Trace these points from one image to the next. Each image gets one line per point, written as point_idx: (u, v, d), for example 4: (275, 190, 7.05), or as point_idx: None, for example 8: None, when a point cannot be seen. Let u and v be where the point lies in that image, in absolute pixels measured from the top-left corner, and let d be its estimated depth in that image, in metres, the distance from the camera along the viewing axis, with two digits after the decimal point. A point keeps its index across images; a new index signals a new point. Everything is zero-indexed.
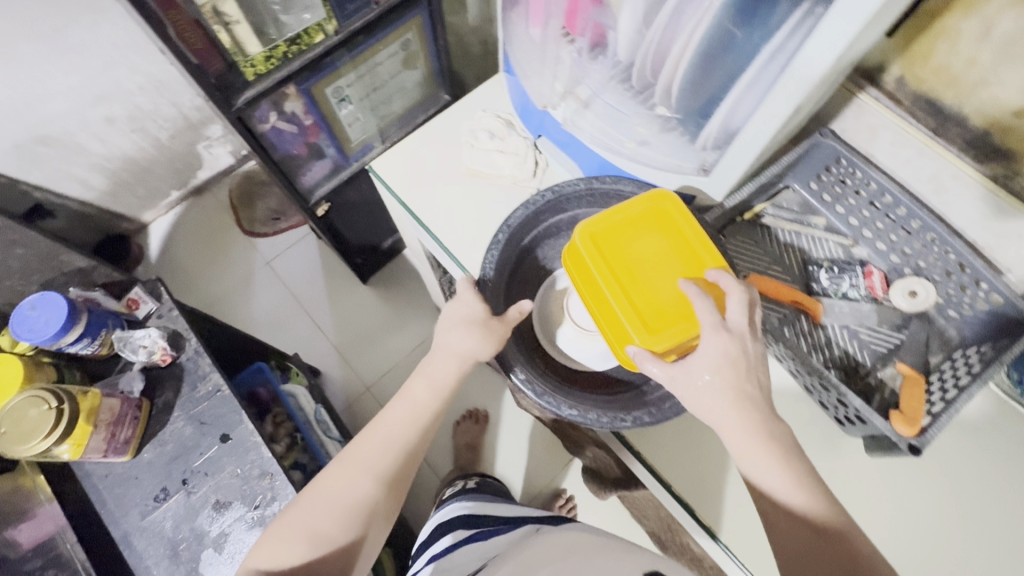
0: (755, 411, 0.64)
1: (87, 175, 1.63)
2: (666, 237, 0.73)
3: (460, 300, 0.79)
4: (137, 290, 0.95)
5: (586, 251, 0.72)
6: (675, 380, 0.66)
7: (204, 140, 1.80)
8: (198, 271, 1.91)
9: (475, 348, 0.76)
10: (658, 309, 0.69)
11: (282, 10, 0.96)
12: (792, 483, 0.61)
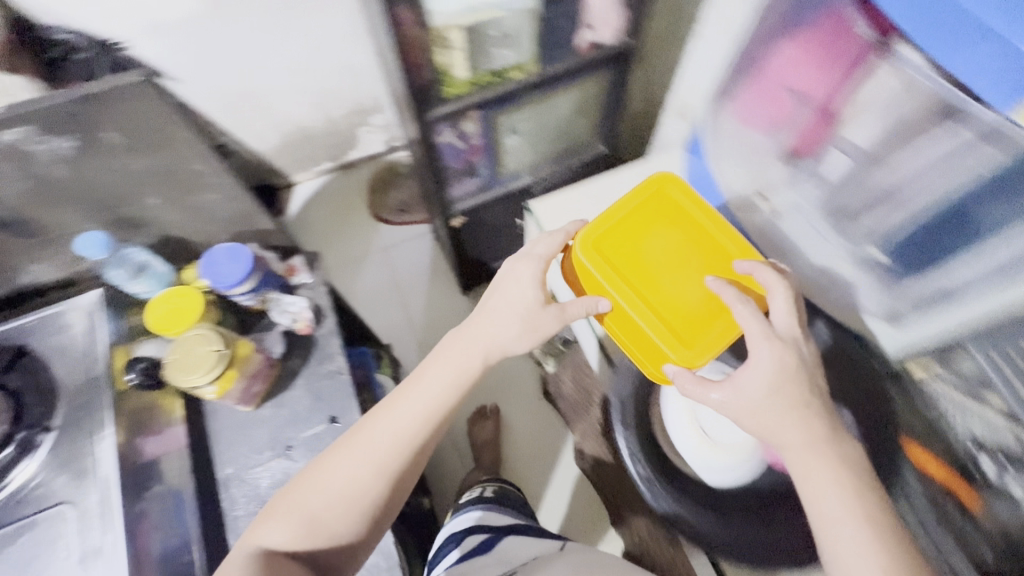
0: (814, 438, 0.71)
1: (266, 132, 1.82)
2: (677, 236, 0.88)
3: (531, 263, 0.90)
4: (295, 261, 1.12)
5: (596, 262, 0.86)
6: (706, 388, 0.79)
7: (365, 126, 1.95)
8: (323, 239, 2.06)
9: (512, 337, 0.89)
10: (686, 316, 0.84)
11: (495, 43, 1.02)
12: (858, 524, 0.65)
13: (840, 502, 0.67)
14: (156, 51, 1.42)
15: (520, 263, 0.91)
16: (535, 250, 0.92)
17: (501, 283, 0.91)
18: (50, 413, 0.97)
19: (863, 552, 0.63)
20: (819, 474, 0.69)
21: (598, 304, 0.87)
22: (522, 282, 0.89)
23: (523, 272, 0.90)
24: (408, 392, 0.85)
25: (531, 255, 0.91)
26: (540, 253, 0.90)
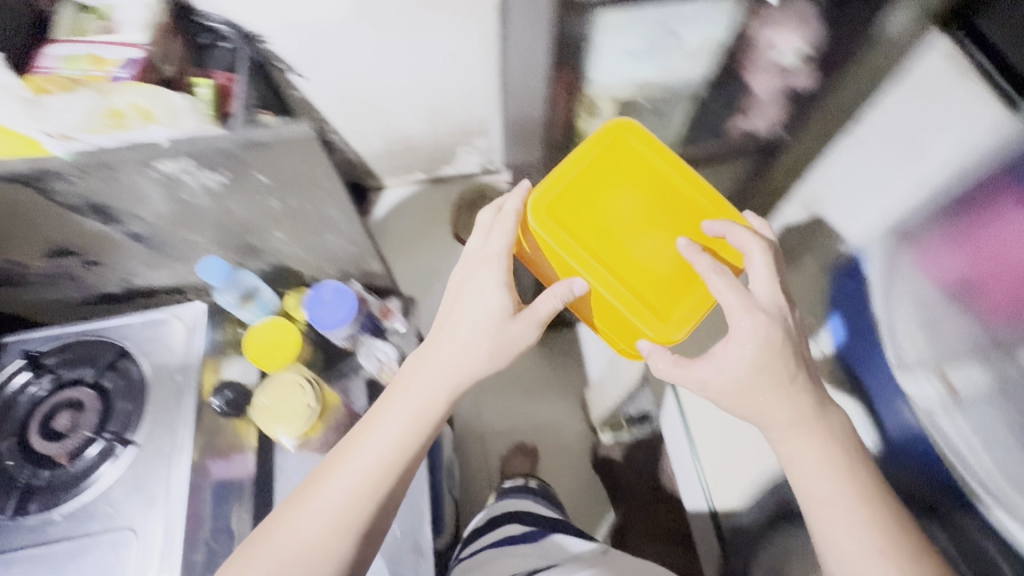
0: (793, 421, 0.75)
1: (372, 136, 1.82)
2: (640, 195, 0.85)
3: (484, 262, 0.84)
4: (393, 302, 1.00)
5: (576, 238, 0.83)
6: (703, 371, 0.78)
7: (466, 145, 1.92)
8: (404, 248, 2.08)
9: (478, 352, 0.81)
10: (654, 279, 0.83)
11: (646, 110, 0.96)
12: (864, 535, 0.69)
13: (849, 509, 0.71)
14: (293, 51, 1.42)
15: (476, 267, 0.85)
16: (475, 251, 0.86)
17: (459, 290, 0.85)
18: (134, 424, 0.88)
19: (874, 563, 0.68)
20: (818, 477, 0.73)
21: (569, 287, 0.82)
22: (484, 287, 0.82)
23: (478, 267, 0.84)
24: (394, 401, 0.80)
25: (485, 256, 0.84)
26: (490, 253, 0.83)
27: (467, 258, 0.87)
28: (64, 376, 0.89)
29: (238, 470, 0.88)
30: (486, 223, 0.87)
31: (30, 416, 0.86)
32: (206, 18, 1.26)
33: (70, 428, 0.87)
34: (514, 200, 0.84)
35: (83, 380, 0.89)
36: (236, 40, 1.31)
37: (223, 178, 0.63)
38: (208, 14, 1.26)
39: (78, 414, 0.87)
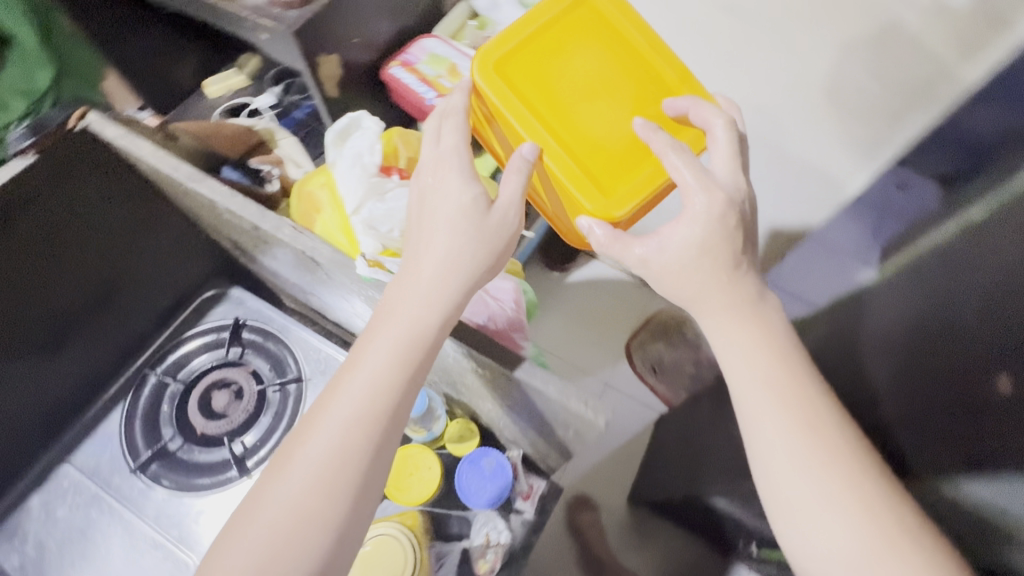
0: (754, 347, 0.49)
1: None
2: (603, 52, 0.57)
3: (442, 169, 0.53)
4: (538, 480, 0.78)
5: (514, 87, 0.55)
6: (663, 270, 0.52)
7: None
8: None
9: (458, 247, 0.50)
10: (604, 154, 0.55)
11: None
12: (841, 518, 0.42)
13: (822, 490, 0.44)
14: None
15: (426, 171, 0.54)
16: (428, 158, 0.54)
17: (426, 199, 0.53)
18: (263, 455, 0.70)
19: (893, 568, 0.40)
20: (780, 451, 0.45)
21: (522, 156, 0.51)
22: (433, 191, 0.53)
23: (436, 179, 0.53)
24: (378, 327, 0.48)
25: (436, 158, 0.54)
26: (437, 153, 0.54)
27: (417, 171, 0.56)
28: (243, 356, 0.76)
29: None
30: (432, 130, 0.56)
31: (192, 379, 0.74)
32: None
33: (215, 416, 0.72)
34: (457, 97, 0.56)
35: (254, 369, 0.76)
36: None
37: (475, 367, 0.56)
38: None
39: (232, 403, 0.73)
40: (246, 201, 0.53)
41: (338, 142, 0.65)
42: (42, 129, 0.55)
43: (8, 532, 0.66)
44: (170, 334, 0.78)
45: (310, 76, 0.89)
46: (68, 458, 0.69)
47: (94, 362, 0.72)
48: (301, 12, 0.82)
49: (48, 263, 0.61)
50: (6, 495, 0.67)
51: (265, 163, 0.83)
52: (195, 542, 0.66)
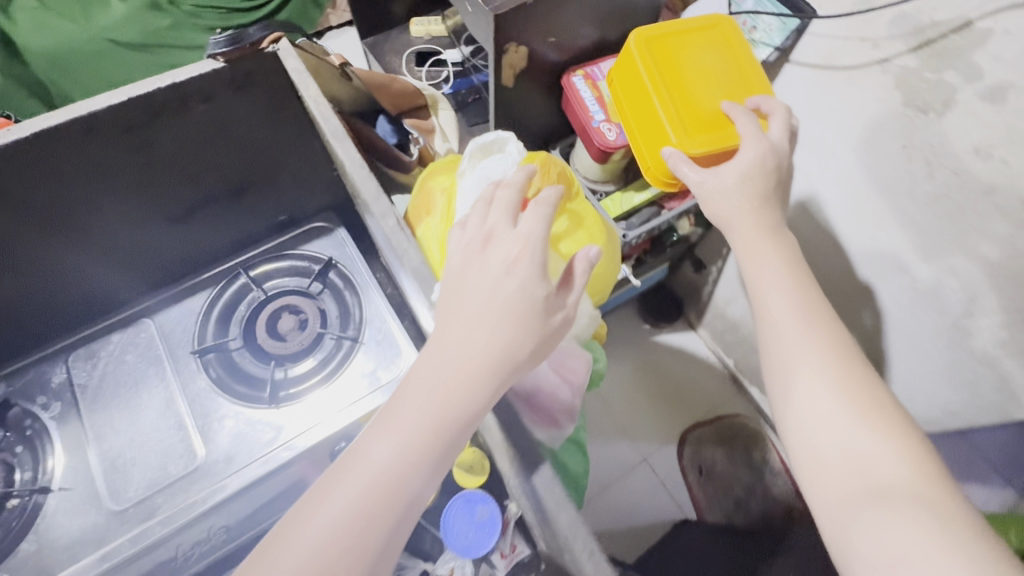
0: (776, 255, 0.62)
1: (739, 306, 1.34)
2: (718, 51, 0.78)
3: (517, 254, 0.45)
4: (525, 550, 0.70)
5: (647, 69, 0.76)
6: (713, 190, 0.67)
7: None
8: (637, 374, 1.55)
9: (516, 342, 0.44)
10: (695, 113, 0.74)
11: None
12: (830, 393, 0.52)
13: (815, 366, 0.54)
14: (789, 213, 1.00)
15: (496, 249, 0.46)
16: (502, 237, 0.46)
17: (489, 282, 0.45)
18: (297, 392, 0.74)
19: (875, 444, 0.48)
20: (793, 337, 0.56)
21: (585, 257, 0.48)
22: (499, 276, 0.45)
23: (508, 264, 0.45)
24: (407, 407, 0.43)
25: (512, 240, 0.46)
26: (515, 234, 0.46)
27: (482, 240, 0.47)
28: (321, 295, 0.80)
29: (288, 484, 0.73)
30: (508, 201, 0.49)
31: (273, 295, 0.79)
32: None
33: (275, 336, 0.77)
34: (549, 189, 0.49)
35: (324, 310, 0.79)
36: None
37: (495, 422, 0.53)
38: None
39: (294, 331, 0.78)
40: (369, 177, 0.52)
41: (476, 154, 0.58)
42: (240, 43, 0.56)
43: (85, 354, 0.74)
44: (273, 245, 0.83)
45: (492, 58, 0.88)
46: (153, 315, 0.77)
47: (206, 243, 0.78)
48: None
49: (207, 149, 0.66)
50: (98, 324, 0.76)
51: (416, 128, 0.85)
52: (211, 438, 0.70)
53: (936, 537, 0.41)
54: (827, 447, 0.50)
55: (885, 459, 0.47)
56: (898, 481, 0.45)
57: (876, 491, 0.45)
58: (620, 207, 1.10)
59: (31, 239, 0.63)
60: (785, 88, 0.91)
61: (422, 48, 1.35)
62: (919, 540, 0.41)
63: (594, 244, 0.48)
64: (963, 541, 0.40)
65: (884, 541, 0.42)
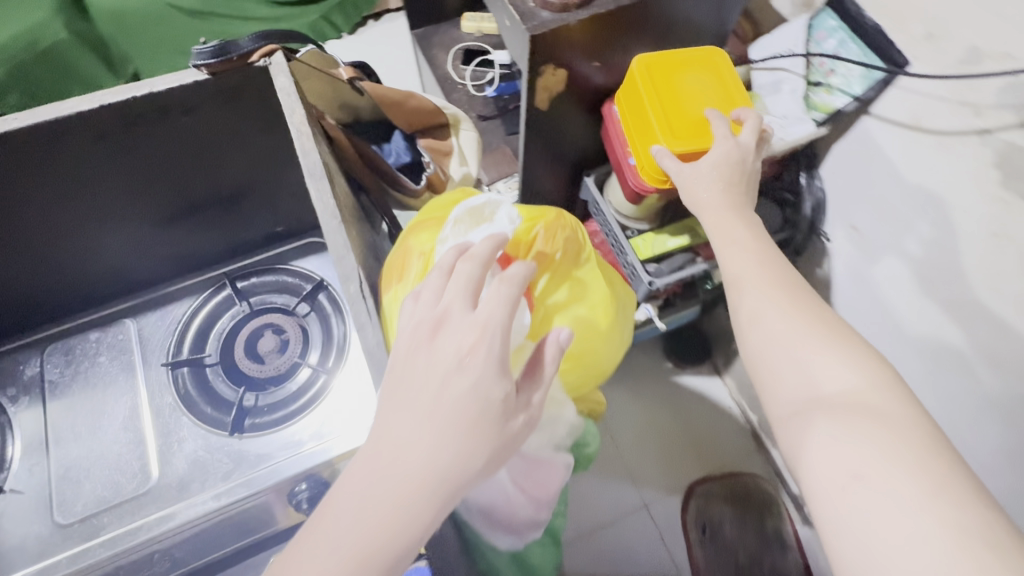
0: (732, 218, 0.58)
1: None
2: (707, 72, 0.74)
3: (471, 345, 0.34)
4: None
5: (639, 78, 0.71)
6: (687, 181, 0.63)
7: None
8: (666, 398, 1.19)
9: (465, 458, 0.33)
10: (681, 120, 0.70)
11: None
12: (778, 313, 0.47)
13: (758, 280, 0.50)
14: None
15: (446, 338, 0.35)
16: (455, 322, 0.35)
17: (433, 383, 0.34)
18: (263, 422, 0.69)
19: (829, 361, 0.42)
20: (741, 261, 0.53)
21: (557, 340, 0.38)
22: (448, 375, 0.34)
23: (459, 358, 0.34)
24: (323, 531, 0.32)
25: (467, 326, 0.35)
26: (472, 317, 0.35)
27: (434, 325, 0.36)
28: (307, 318, 0.75)
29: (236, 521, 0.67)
30: (468, 269, 0.37)
31: (257, 311, 0.75)
32: (811, 178, 0.83)
33: (253, 357, 0.72)
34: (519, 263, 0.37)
35: (307, 335, 0.74)
36: (796, 229, 0.84)
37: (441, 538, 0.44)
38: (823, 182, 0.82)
39: (273, 353, 0.73)
40: (340, 229, 0.44)
41: (463, 222, 0.46)
42: (227, 55, 0.50)
43: (61, 348, 0.72)
44: (268, 257, 0.79)
45: (525, 79, 0.77)
46: (134, 316, 0.74)
47: (197, 249, 0.74)
48: (554, 16, 0.71)
49: (199, 159, 0.62)
50: (80, 319, 0.73)
51: (429, 151, 0.78)
52: (170, 460, 0.67)
53: (887, 449, 0.35)
54: (784, 365, 0.44)
55: (840, 373, 0.41)
56: (850, 392, 0.40)
57: (828, 402, 0.40)
58: (649, 249, 0.93)
59: (16, 238, 0.60)
60: (857, 143, 0.77)
61: (469, 45, 1.25)
62: (872, 454, 0.35)
63: (565, 326, 0.38)
64: (919, 452, 0.35)
65: (834, 459, 0.37)
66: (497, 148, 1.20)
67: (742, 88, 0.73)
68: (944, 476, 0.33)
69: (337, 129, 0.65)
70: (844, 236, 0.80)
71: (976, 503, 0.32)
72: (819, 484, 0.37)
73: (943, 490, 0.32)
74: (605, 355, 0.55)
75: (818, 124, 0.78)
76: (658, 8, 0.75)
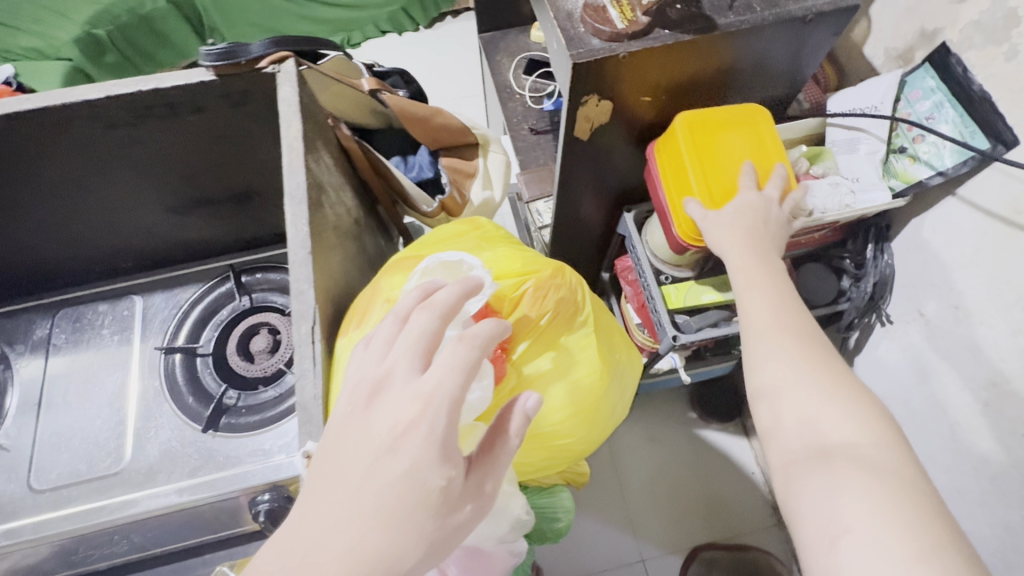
0: (758, 268, 0.55)
1: None
2: (750, 137, 0.68)
3: (411, 421, 0.30)
4: None
5: (681, 133, 0.67)
6: (710, 231, 0.60)
7: None
8: (687, 459, 1.05)
9: (395, 550, 0.29)
10: (723, 186, 0.66)
11: None
12: (789, 359, 0.45)
13: (766, 323, 0.49)
14: (908, 376, 0.75)
15: (385, 408, 0.31)
16: (398, 390, 0.31)
17: (366, 455, 0.31)
18: (236, 420, 0.67)
19: (827, 410, 0.41)
20: (756, 304, 0.52)
21: (522, 409, 0.33)
22: (382, 449, 0.30)
23: (397, 433, 0.30)
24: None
25: (410, 397, 0.31)
26: (416, 388, 0.31)
27: (377, 387, 0.32)
28: None
29: (197, 521, 0.66)
30: (421, 329, 0.33)
31: (256, 308, 0.74)
32: (879, 251, 0.75)
33: (244, 354, 0.71)
34: (480, 325, 0.32)
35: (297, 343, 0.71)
36: (851, 304, 0.77)
37: None
38: (892, 257, 0.75)
39: (264, 353, 0.71)
40: (306, 261, 0.42)
41: (436, 274, 0.44)
42: (235, 59, 0.51)
43: (71, 315, 0.75)
44: (279, 253, 0.79)
45: (565, 109, 0.69)
46: (142, 293, 0.76)
47: (209, 237, 0.76)
48: (604, 45, 0.63)
49: (212, 152, 0.62)
50: (92, 289, 0.76)
51: (451, 168, 0.74)
52: (142, 444, 0.67)
53: (882, 502, 0.34)
54: (783, 413, 0.43)
55: (840, 425, 0.40)
56: (852, 446, 0.38)
57: (826, 452, 0.39)
58: (681, 300, 0.80)
59: (30, 211, 0.63)
60: (941, 223, 0.68)
61: (535, 54, 1.20)
62: (866, 508, 0.34)
63: (535, 391, 0.33)
64: (915, 512, 0.34)
65: (825, 511, 0.36)
66: (545, 166, 1.14)
67: (778, 142, 0.68)
68: (933, 535, 0.32)
69: (351, 140, 0.63)
70: (911, 321, 0.73)
71: (967, 566, 0.31)
72: (811, 539, 0.36)
73: (929, 551, 0.31)
74: (578, 437, 0.50)
75: (896, 194, 0.69)
76: (726, 48, 0.65)
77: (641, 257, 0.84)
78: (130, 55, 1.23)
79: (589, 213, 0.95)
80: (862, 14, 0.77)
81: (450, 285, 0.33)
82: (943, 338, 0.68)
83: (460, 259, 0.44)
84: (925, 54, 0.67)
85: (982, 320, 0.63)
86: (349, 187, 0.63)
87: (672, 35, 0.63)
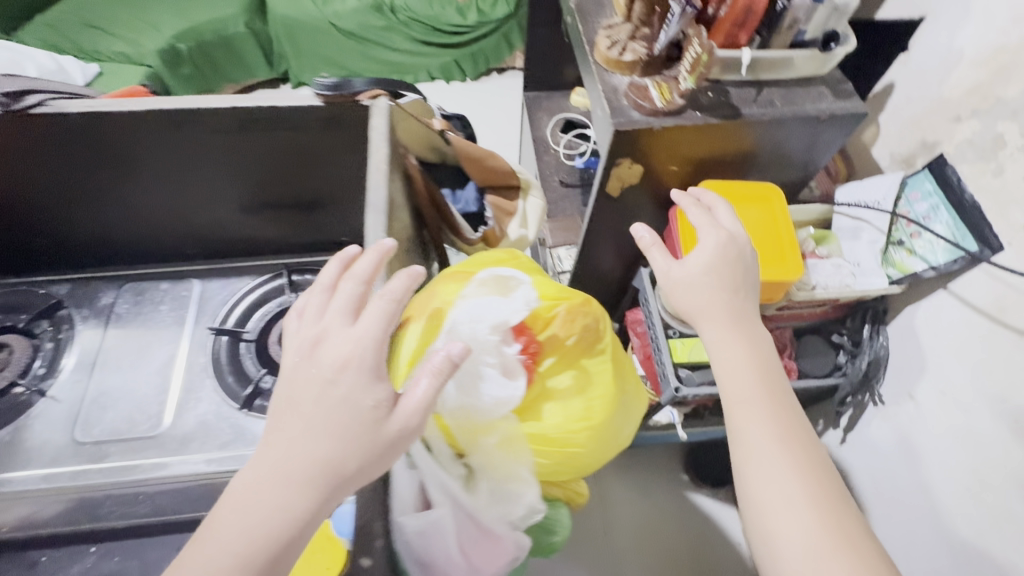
0: (750, 365, 0.56)
1: None
2: (762, 210, 0.77)
3: (345, 357, 0.39)
4: None
5: None
6: (678, 282, 0.62)
7: None
8: (678, 515, 1.08)
9: (338, 457, 0.37)
10: None
11: None
12: (787, 495, 0.47)
13: (764, 440, 0.50)
14: (896, 454, 0.80)
15: (326, 350, 0.40)
16: (335, 335, 0.40)
17: (313, 387, 0.39)
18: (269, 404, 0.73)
19: (830, 559, 0.44)
20: (754, 416, 0.52)
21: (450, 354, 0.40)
22: (325, 382, 0.39)
23: (336, 367, 0.39)
24: (214, 530, 0.36)
25: (345, 340, 0.40)
26: (347, 332, 0.40)
27: (314, 339, 0.41)
28: None
29: None
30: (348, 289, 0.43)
31: None
32: (874, 332, 0.82)
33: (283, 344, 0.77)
34: (398, 279, 0.43)
35: None
36: (846, 378, 0.82)
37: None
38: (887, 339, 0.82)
39: None
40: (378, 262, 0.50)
41: (488, 286, 0.54)
42: (340, 90, 0.62)
43: (135, 289, 0.83)
44: (325, 259, 0.87)
45: (602, 168, 0.79)
46: (201, 279, 0.84)
47: (270, 237, 0.84)
48: (643, 117, 0.72)
49: (295, 162, 0.72)
50: (157, 268, 0.84)
51: (495, 208, 0.84)
52: (181, 413, 0.73)
53: None
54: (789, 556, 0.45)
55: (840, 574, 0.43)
56: None
57: None
58: (686, 354, 0.88)
59: (132, 192, 0.73)
60: (933, 311, 0.75)
61: (573, 117, 1.32)
62: None
63: (460, 342, 0.40)
64: None
65: None
66: (571, 217, 1.23)
67: (788, 220, 0.77)
68: None
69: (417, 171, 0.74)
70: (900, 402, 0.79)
71: None
72: None
73: None
74: (586, 450, 0.55)
75: (892, 282, 0.77)
76: (749, 133, 0.75)
77: (652, 310, 0.90)
78: (202, 67, 1.37)
79: (609, 264, 1.03)
80: (871, 121, 0.88)
81: (368, 255, 0.45)
82: (930, 419, 0.74)
83: (509, 278, 0.55)
84: (925, 162, 0.76)
85: (965, 405, 0.68)
86: (408, 209, 0.72)
87: (703, 117, 0.72)
